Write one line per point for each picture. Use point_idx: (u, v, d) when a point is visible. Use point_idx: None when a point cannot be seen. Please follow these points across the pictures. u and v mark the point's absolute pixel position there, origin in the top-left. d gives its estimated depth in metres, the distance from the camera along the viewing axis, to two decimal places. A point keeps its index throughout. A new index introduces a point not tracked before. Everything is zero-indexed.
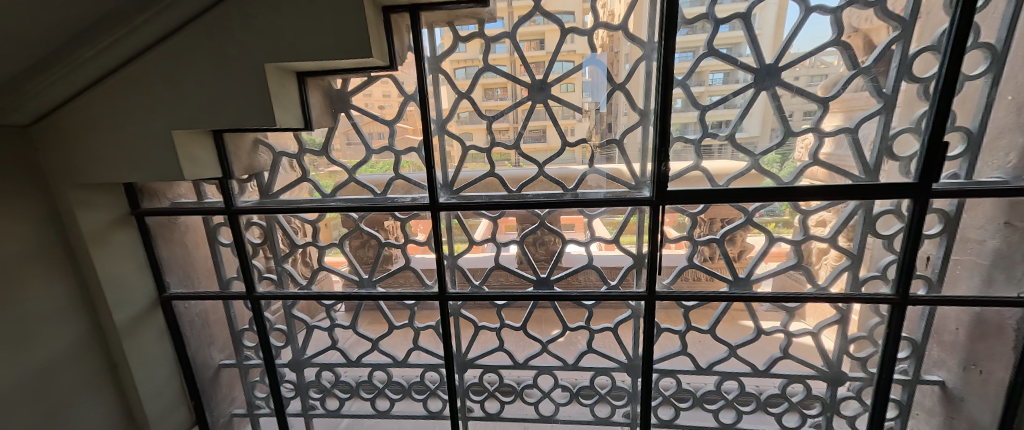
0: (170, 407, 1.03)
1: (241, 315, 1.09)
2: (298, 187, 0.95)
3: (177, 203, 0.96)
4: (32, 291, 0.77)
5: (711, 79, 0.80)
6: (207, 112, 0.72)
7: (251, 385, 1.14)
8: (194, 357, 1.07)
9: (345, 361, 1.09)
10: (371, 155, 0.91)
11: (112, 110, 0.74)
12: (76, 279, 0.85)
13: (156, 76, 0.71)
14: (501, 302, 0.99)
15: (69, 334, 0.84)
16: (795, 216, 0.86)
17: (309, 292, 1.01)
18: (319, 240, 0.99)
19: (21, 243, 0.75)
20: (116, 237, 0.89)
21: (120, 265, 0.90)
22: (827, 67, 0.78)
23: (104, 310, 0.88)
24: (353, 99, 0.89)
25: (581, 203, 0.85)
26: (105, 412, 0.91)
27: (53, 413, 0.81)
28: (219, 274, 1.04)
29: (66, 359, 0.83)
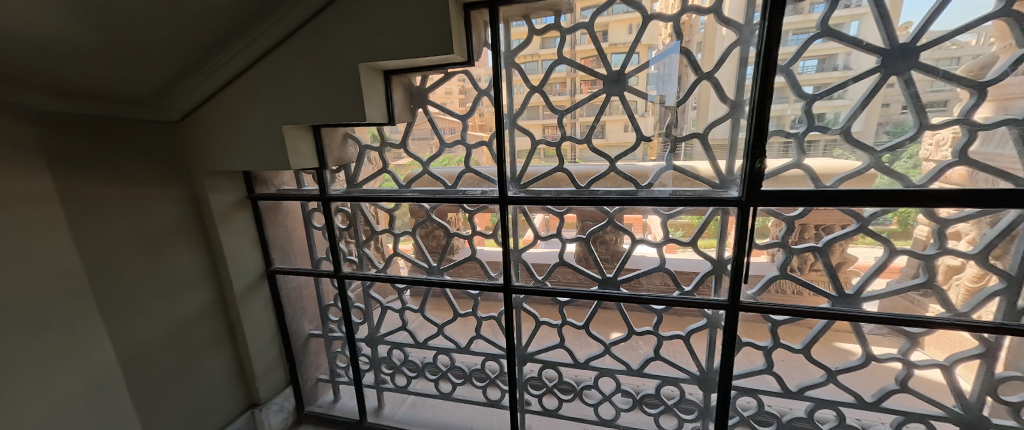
0: (272, 367, 1.19)
1: (327, 292, 1.22)
2: (378, 178, 1.03)
3: (282, 190, 1.10)
4: (173, 259, 0.94)
5: (802, 66, 0.71)
6: (310, 108, 0.81)
7: (333, 355, 1.27)
8: (290, 325, 1.22)
9: (413, 342, 1.16)
10: (444, 149, 0.95)
11: (236, 108, 0.86)
12: (207, 252, 1.02)
13: (270, 77, 0.81)
14: (564, 300, 0.97)
15: (199, 297, 1.01)
16: (910, 225, 0.74)
17: (386, 275, 1.10)
18: (394, 227, 1.07)
19: (168, 220, 0.92)
20: (237, 217, 1.05)
21: (238, 241, 1.06)
22: (960, 49, 0.65)
23: (225, 278, 1.05)
24: (431, 96, 0.93)
25: (655, 201, 0.80)
26: (223, 363, 1.08)
27: (187, 360, 0.98)
28: (312, 255, 1.17)
29: (198, 317, 1.01)
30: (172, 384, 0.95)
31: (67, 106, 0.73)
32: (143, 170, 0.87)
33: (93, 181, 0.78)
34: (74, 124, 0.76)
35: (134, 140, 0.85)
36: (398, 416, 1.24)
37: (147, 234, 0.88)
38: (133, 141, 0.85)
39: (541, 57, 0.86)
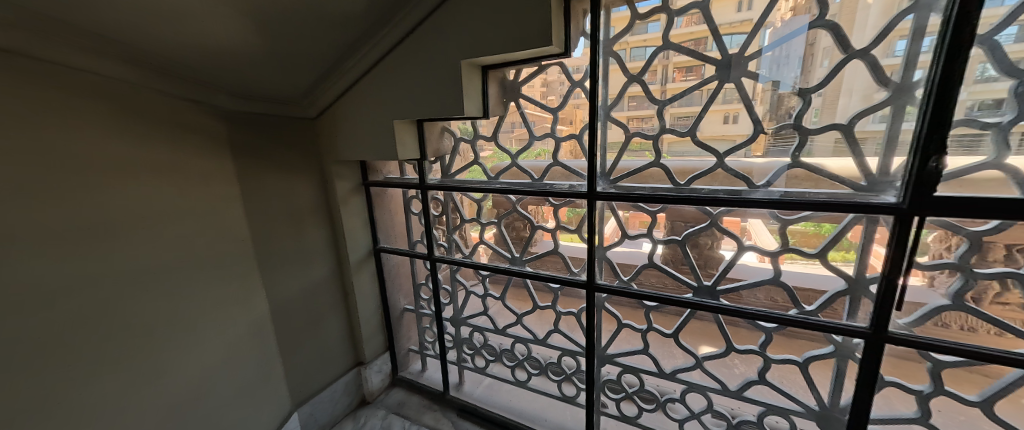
0: (374, 333, 1.36)
1: (420, 272, 1.34)
2: (467, 169, 1.09)
3: (388, 178, 1.23)
4: (307, 234, 1.13)
5: (1000, 36, 0.54)
6: (417, 105, 0.88)
7: (423, 330, 1.40)
8: (390, 298, 1.38)
9: (493, 327, 1.22)
10: (534, 141, 0.96)
11: (358, 106, 0.99)
12: (330, 229, 1.20)
13: (387, 77, 0.91)
14: (652, 304, 0.92)
15: (324, 266, 1.19)
16: None
17: (471, 262, 1.15)
18: (482, 217, 1.12)
19: (304, 201, 1.11)
20: (353, 201, 1.21)
21: (353, 222, 1.22)
22: None
23: (342, 252, 1.22)
24: (524, 89, 0.94)
25: (774, 203, 0.69)
26: (339, 324, 1.27)
27: (314, 318, 1.18)
28: (409, 237, 1.29)
29: (322, 283, 1.19)
30: (304, 337, 1.15)
31: (245, 106, 0.92)
32: (289, 159, 1.05)
33: (256, 167, 0.97)
34: (247, 121, 0.95)
35: (282, 134, 1.04)
36: (476, 394, 1.32)
37: (290, 211, 1.07)
38: (282, 134, 1.04)
39: (631, 45, 0.81)
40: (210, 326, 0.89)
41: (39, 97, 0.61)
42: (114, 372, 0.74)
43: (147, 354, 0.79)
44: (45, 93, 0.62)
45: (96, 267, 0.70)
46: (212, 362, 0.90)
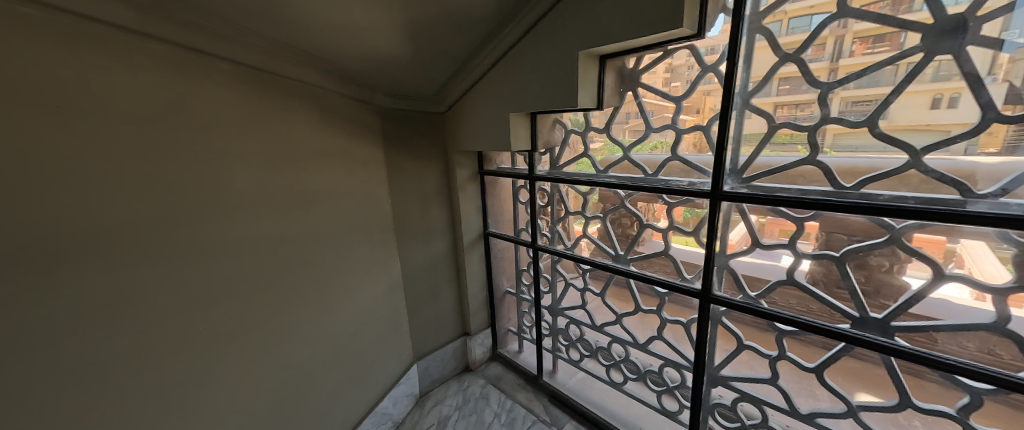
0: (479, 309, 1.50)
1: (523, 258, 1.41)
2: (575, 162, 1.08)
3: (500, 168, 1.32)
4: (432, 214, 1.30)
5: None
6: (533, 97, 0.91)
7: (522, 313, 1.48)
8: (495, 279, 1.50)
9: (590, 323, 1.21)
10: (650, 133, 0.89)
11: (481, 101, 1.08)
12: (449, 211, 1.35)
13: (507, 73, 0.96)
14: (788, 328, 0.77)
15: (443, 244, 1.36)
16: None
17: (573, 254, 1.15)
18: (587, 211, 1.10)
19: (431, 185, 1.27)
20: (469, 187, 1.34)
21: (468, 206, 1.35)
22: None
23: (458, 233, 1.37)
24: (644, 77, 0.88)
25: (1003, 219, 0.50)
26: (451, 297, 1.43)
27: (433, 288, 1.36)
28: (515, 224, 1.36)
29: (441, 258, 1.36)
30: (425, 303, 1.33)
31: (394, 104, 1.10)
32: (421, 148, 1.22)
33: (398, 155, 1.16)
34: (394, 116, 1.13)
35: (418, 127, 1.21)
36: (568, 385, 1.33)
37: (421, 194, 1.24)
38: (418, 127, 1.21)
39: (789, 15, 0.66)
40: (369, 286, 1.10)
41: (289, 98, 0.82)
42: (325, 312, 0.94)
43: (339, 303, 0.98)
44: (285, 99, 0.82)
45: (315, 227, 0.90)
46: (370, 315, 1.11)
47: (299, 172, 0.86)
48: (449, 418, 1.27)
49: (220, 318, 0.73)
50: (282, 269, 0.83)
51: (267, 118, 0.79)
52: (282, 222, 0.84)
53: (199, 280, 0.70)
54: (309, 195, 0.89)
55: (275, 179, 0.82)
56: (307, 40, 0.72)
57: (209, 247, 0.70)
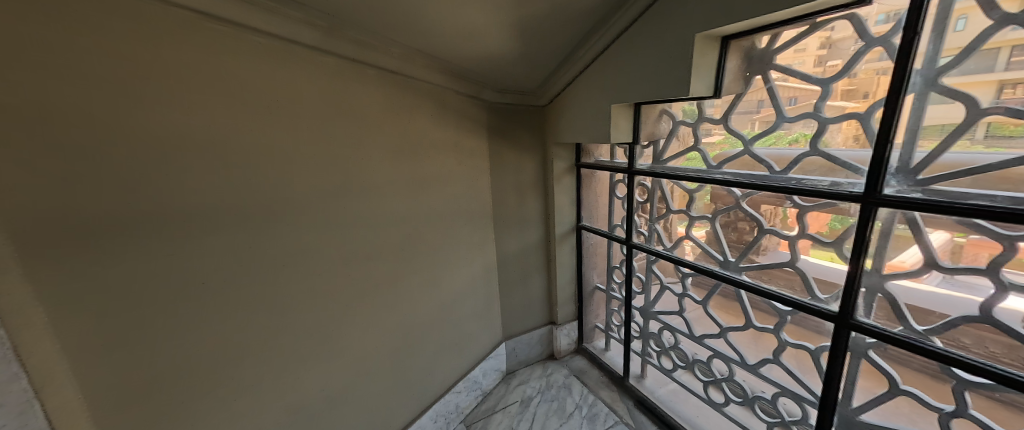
0: (567, 301, 1.51)
1: (615, 255, 1.36)
2: (683, 156, 0.99)
3: (598, 161, 1.30)
4: (528, 204, 1.35)
5: None
6: (640, 87, 0.86)
7: (611, 311, 1.44)
8: (584, 272, 1.49)
9: (688, 332, 1.11)
10: (782, 124, 0.76)
11: (583, 94, 1.07)
12: (543, 202, 1.39)
13: (613, 63, 0.93)
14: (978, 380, 0.59)
15: (536, 233, 1.40)
16: None
17: (672, 256, 1.07)
18: (692, 210, 1.01)
19: (529, 175, 1.32)
20: (565, 179, 1.35)
21: (562, 198, 1.37)
22: None
23: (551, 224, 1.39)
24: (778, 59, 0.75)
25: None
26: (540, 285, 1.47)
27: (524, 275, 1.42)
28: (610, 219, 1.32)
29: (533, 247, 1.41)
30: (516, 287, 1.40)
31: (499, 98, 1.16)
32: (522, 140, 1.28)
33: (501, 146, 1.24)
34: (498, 109, 1.21)
35: (520, 120, 1.26)
36: (657, 394, 1.25)
37: (517, 184, 1.31)
38: (520, 120, 1.26)
39: None
40: (469, 266, 1.21)
41: (413, 96, 0.93)
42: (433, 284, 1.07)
43: (443, 277, 1.11)
44: (415, 97, 0.93)
45: (430, 208, 1.02)
46: (468, 291, 1.22)
47: (421, 160, 0.98)
48: (533, 398, 1.33)
49: (369, 283, 0.87)
50: (405, 243, 0.97)
51: (402, 115, 0.91)
52: (410, 204, 0.96)
53: (355, 251, 0.83)
54: (429, 181, 1.01)
55: (406, 167, 0.94)
56: (434, 45, 0.80)
57: (362, 222, 0.84)
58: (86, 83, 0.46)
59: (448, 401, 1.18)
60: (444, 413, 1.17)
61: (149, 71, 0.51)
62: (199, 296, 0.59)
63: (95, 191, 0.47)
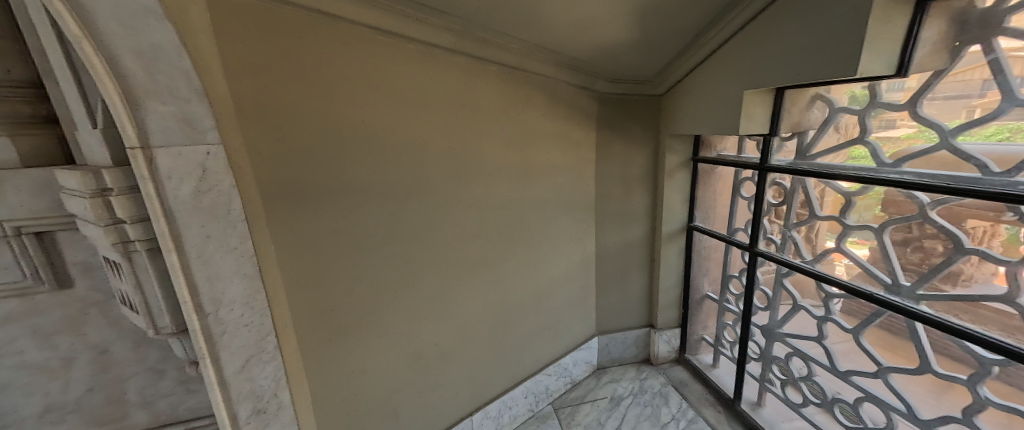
0: (670, 306, 1.41)
1: (734, 262, 1.21)
2: (845, 151, 0.80)
3: (721, 156, 1.16)
4: (634, 198, 1.30)
5: None
6: (780, 70, 0.74)
7: (723, 325, 1.29)
8: (693, 277, 1.37)
9: (828, 365, 0.93)
10: (1010, 109, 0.55)
11: (708, 81, 0.97)
12: (651, 198, 1.31)
13: (748, 46, 0.81)
14: None
15: (640, 229, 1.34)
16: None
17: (813, 271, 0.90)
18: (848, 217, 0.83)
19: (637, 168, 1.27)
20: (678, 175, 1.25)
21: (674, 195, 1.27)
22: None
23: (658, 221, 1.31)
24: (1014, 19, 0.53)
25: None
26: (641, 284, 1.41)
27: (623, 272, 1.37)
28: (730, 222, 1.18)
29: (636, 244, 1.35)
30: (613, 283, 1.37)
31: (612, 89, 1.14)
32: (632, 132, 1.23)
33: (609, 137, 1.22)
34: (609, 100, 1.18)
35: (632, 110, 1.21)
36: (778, 427, 1.08)
37: (624, 177, 1.27)
38: (632, 111, 1.21)
39: None
40: (567, 255, 1.23)
41: (527, 91, 0.98)
42: (530, 268, 1.13)
43: (542, 263, 1.16)
44: (528, 91, 0.99)
45: (534, 196, 1.08)
46: (565, 280, 1.25)
47: (530, 150, 1.03)
48: (624, 398, 1.29)
49: (478, 258, 0.98)
50: (511, 227, 1.04)
51: (516, 108, 0.97)
52: (517, 191, 1.03)
53: (469, 229, 0.94)
54: (536, 171, 1.07)
55: (516, 156, 1.00)
56: (551, 39, 0.83)
57: (476, 205, 0.94)
58: (307, 89, 0.62)
59: (539, 381, 1.24)
60: (534, 392, 1.23)
61: (340, 77, 0.65)
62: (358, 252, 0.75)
63: (305, 168, 0.64)
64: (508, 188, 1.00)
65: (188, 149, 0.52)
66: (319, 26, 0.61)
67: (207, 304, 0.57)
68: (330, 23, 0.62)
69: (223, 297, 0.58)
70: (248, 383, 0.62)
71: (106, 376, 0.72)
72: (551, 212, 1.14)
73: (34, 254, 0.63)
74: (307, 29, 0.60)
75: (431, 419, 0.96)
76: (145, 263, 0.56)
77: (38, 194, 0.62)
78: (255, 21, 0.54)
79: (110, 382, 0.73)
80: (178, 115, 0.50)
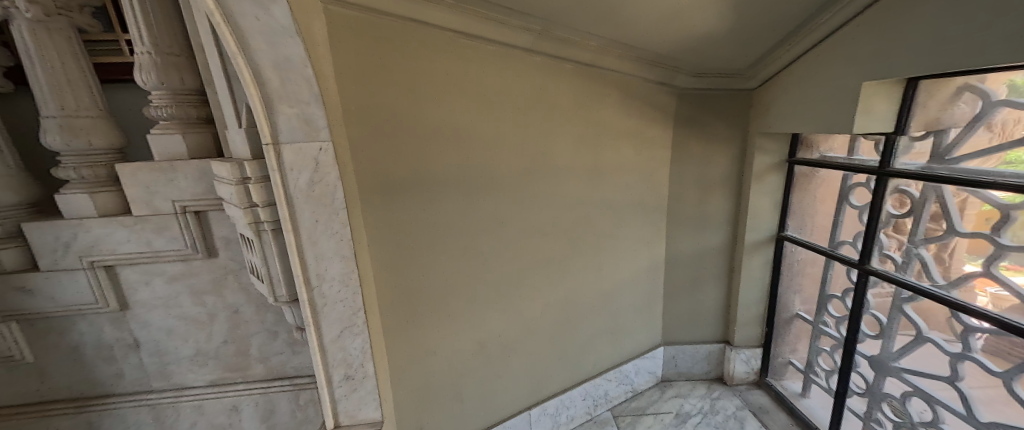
0: (751, 322, 1.28)
1: (836, 281, 1.05)
2: (1000, 154, 0.65)
3: (825, 157, 1.02)
4: (714, 202, 1.20)
5: None
6: (910, 58, 0.62)
7: (818, 351, 1.14)
8: (780, 293, 1.23)
9: (965, 414, 0.77)
10: None
11: (813, 73, 0.85)
12: (735, 202, 1.20)
13: (867, 32, 0.70)
14: None
15: (719, 236, 1.23)
16: None
17: (946, 297, 0.75)
18: (1004, 236, 0.66)
19: (719, 170, 1.17)
20: (769, 178, 1.12)
21: (762, 201, 1.15)
22: None
23: (741, 229, 1.19)
24: None
25: None
26: (716, 296, 1.30)
27: (697, 281, 1.28)
28: (834, 234, 1.03)
29: (713, 252, 1.25)
30: (684, 292, 1.29)
31: (694, 84, 1.06)
32: (716, 130, 1.13)
33: (687, 136, 1.14)
34: (690, 96, 1.11)
35: (716, 107, 1.12)
36: None
37: (703, 180, 1.18)
38: (716, 107, 1.12)
39: None
40: (635, 259, 1.19)
41: (601, 89, 0.96)
42: (596, 269, 1.11)
43: (608, 265, 1.13)
44: (603, 89, 0.97)
45: (603, 196, 1.05)
46: (632, 285, 1.20)
47: (601, 148, 1.01)
48: (691, 416, 1.21)
49: (544, 255, 0.99)
50: (578, 226, 1.03)
51: (590, 106, 0.96)
52: (585, 191, 1.01)
53: (537, 226, 0.95)
54: (606, 170, 1.04)
55: (587, 155, 0.99)
56: (630, 34, 0.80)
57: (545, 203, 0.95)
58: (399, 90, 0.68)
59: (599, 385, 1.21)
60: (593, 395, 1.21)
61: (428, 79, 0.71)
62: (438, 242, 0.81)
63: (395, 163, 0.71)
64: (578, 187, 1.00)
65: (305, 145, 0.59)
66: (412, 33, 0.67)
67: (314, 279, 0.65)
68: (422, 29, 0.67)
69: (325, 275, 0.66)
70: (341, 351, 0.70)
71: (236, 331, 0.88)
72: (620, 213, 1.11)
73: (194, 229, 0.80)
74: (402, 35, 0.66)
75: (493, 408, 1.00)
76: (270, 240, 0.67)
77: (198, 181, 0.77)
78: (361, 32, 0.61)
79: (239, 337, 0.89)
80: (300, 116, 0.57)
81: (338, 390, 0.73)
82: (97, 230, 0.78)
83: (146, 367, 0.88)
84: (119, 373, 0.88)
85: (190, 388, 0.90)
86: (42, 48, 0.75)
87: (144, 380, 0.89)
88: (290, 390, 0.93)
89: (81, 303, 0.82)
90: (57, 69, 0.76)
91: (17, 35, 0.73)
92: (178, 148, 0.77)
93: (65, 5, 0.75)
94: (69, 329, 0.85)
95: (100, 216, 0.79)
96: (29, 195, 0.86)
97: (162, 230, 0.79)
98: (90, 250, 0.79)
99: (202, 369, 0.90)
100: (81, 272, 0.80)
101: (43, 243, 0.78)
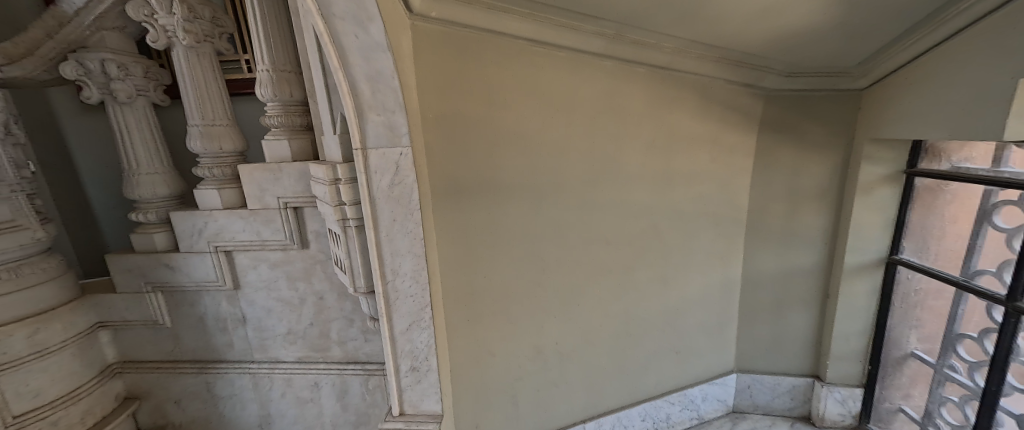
0: (849, 357, 1.10)
1: (970, 318, 0.88)
2: None
3: (960, 169, 0.86)
4: (806, 217, 1.06)
5: None
6: None
7: (941, 401, 0.97)
8: (890, 327, 1.05)
9: None
10: None
11: (944, 70, 0.72)
12: (832, 218, 1.05)
13: (1016, 22, 0.58)
14: None
15: (811, 255, 1.09)
16: None
17: None
18: None
19: (814, 181, 1.04)
20: (881, 191, 0.97)
21: (870, 218, 0.99)
22: None
23: (840, 249, 1.04)
24: None
25: None
26: (805, 322, 1.14)
27: (781, 304, 1.14)
28: (970, 262, 0.86)
29: (803, 273, 1.11)
30: (763, 315, 1.16)
31: (786, 84, 0.96)
32: (811, 136, 1.01)
33: (775, 142, 1.03)
34: (780, 98, 1.00)
35: (813, 109, 0.99)
36: None
37: (792, 191, 1.05)
38: (813, 110, 1.00)
39: None
40: (707, 275, 1.10)
41: (677, 94, 0.91)
42: (663, 283, 1.04)
43: (677, 280, 1.06)
44: (678, 93, 0.91)
45: (674, 205, 0.99)
46: (701, 303, 1.11)
47: (673, 155, 0.96)
48: None
49: (608, 265, 0.96)
50: (644, 237, 0.98)
51: (664, 111, 0.91)
52: (653, 200, 0.96)
53: (601, 234, 0.93)
54: (679, 180, 0.98)
55: (658, 162, 0.94)
56: (712, 34, 0.75)
57: (610, 211, 0.92)
58: (471, 97, 0.70)
59: (660, 407, 1.13)
60: (654, 417, 1.14)
61: (498, 86, 0.72)
62: (503, 247, 0.82)
63: (466, 167, 0.74)
64: (648, 195, 0.95)
65: (388, 150, 0.64)
66: (485, 41, 0.69)
67: (389, 273, 0.71)
68: (494, 37, 0.69)
69: (400, 270, 0.71)
70: (408, 343, 0.75)
71: (321, 316, 0.98)
72: (693, 226, 1.03)
73: (293, 223, 0.91)
74: (476, 45, 0.68)
75: (548, 416, 0.99)
76: (353, 236, 0.74)
77: (298, 180, 0.88)
78: (439, 43, 0.65)
79: (323, 321, 0.99)
80: (385, 124, 0.62)
81: (404, 380, 0.77)
82: (222, 221, 0.93)
83: (250, 340, 1.02)
84: (230, 343, 1.04)
85: (282, 363, 1.03)
86: (192, 69, 0.91)
87: (247, 351, 1.04)
88: (362, 374, 1.01)
89: (207, 281, 0.98)
90: (202, 86, 0.93)
91: (176, 59, 0.90)
92: (284, 152, 0.89)
93: (210, 34, 0.92)
94: (196, 302, 1.02)
95: (224, 208, 0.93)
96: (176, 189, 1.06)
97: (268, 222, 0.91)
98: (216, 237, 0.94)
99: (292, 346, 1.01)
100: (208, 254, 0.96)
101: (184, 229, 0.95)
